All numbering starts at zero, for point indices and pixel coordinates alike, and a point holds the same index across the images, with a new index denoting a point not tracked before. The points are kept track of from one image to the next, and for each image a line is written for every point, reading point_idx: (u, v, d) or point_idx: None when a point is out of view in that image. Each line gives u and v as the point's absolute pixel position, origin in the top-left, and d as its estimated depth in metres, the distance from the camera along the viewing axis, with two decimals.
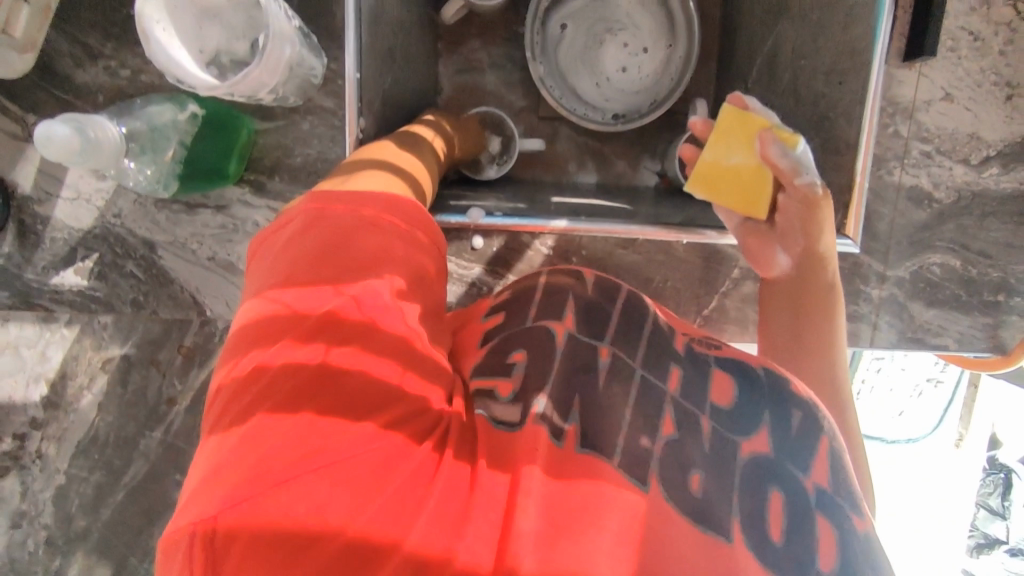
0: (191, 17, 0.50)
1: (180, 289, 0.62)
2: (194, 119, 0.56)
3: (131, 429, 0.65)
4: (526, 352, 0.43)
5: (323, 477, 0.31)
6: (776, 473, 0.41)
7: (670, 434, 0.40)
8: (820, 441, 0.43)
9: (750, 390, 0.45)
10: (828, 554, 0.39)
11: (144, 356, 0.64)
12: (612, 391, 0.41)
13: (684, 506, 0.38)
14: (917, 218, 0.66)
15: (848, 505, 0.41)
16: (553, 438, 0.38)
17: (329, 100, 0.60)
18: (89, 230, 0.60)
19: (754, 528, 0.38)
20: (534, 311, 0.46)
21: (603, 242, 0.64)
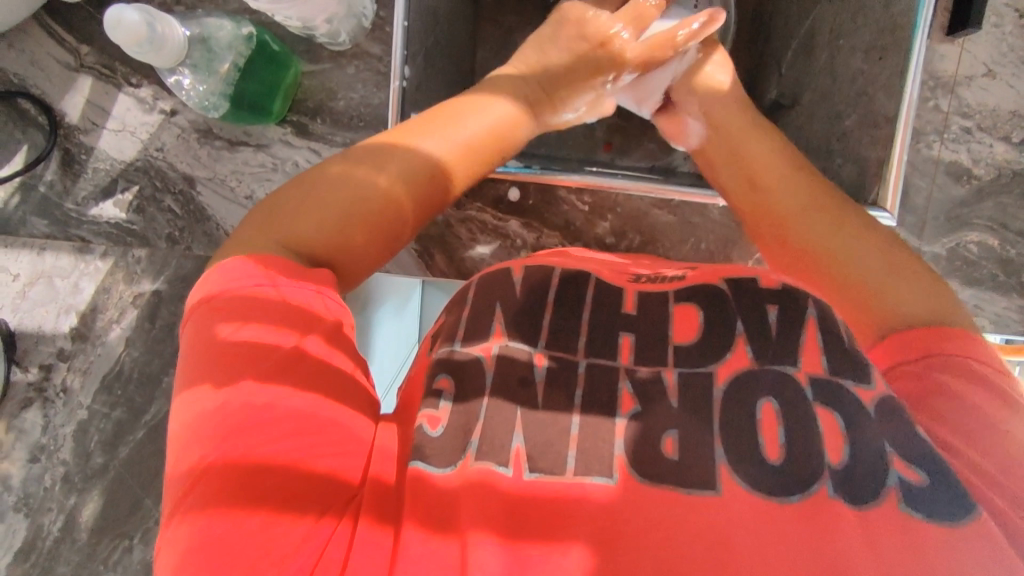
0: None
1: (215, 228, 0.62)
2: (249, 40, 0.54)
3: (156, 366, 0.64)
4: (449, 372, 0.41)
5: (315, 444, 0.35)
6: (764, 384, 0.39)
7: (631, 411, 0.39)
8: (805, 330, 0.41)
9: (754, 305, 0.42)
10: (835, 447, 0.37)
11: (175, 292, 0.63)
12: (552, 391, 0.40)
13: (658, 471, 0.37)
14: (955, 193, 0.65)
15: (852, 380, 0.39)
16: (499, 466, 0.37)
17: (375, 46, 0.61)
18: (131, 162, 0.61)
19: (747, 461, 0.37)
20: (463, 326, 0.44)
21: (638, 202, 0.63)
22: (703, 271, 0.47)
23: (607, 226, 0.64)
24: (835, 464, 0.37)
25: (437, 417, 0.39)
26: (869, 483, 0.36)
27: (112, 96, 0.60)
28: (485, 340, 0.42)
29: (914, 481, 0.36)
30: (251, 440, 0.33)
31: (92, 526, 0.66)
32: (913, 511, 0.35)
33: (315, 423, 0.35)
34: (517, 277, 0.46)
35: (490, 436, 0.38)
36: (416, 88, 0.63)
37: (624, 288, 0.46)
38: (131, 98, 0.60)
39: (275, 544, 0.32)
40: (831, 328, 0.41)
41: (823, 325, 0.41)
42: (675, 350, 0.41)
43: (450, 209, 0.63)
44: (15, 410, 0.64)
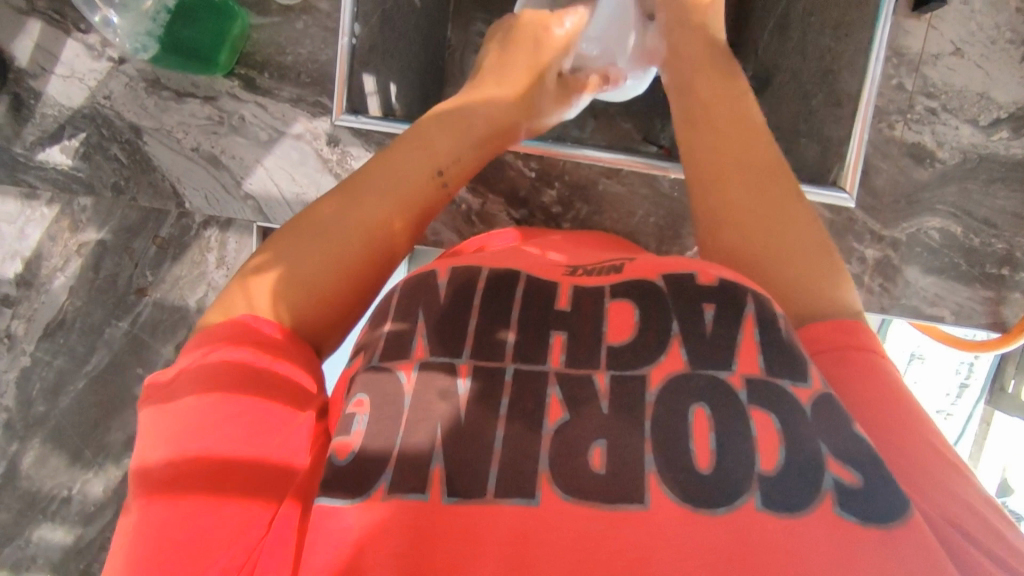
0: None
1: (161, 179, 0.62)
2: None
3: (99, 317, 0.64)
4: (366, 394, 0.40)
5: (268, 441, 0.37)
6: (697, 385, 0.38)
7: (559, 420, 0.38)
8: (741, 331, 0.41)
9: (687, 304, 0.42)
10: (770, 452, 0.36)
11: (120, 243, 0.63)
12: (474, 406, 0.39)
13: (582, 486, 0.36)
14: (918, 177, 0.64)
15: (788, 380, 0.39)
16: (413, 494, 0.36)
17: (325, 2, 0.61)
18: (79, 110, 0.61)
19: (677, 471, 0.36)
20: (383, 342, 0.43)
21: (588, 169, 0.62)
22: (642, 266, 0.46)
23: (554, 195, 0.62)
24: (766, 473, 0.35)
25: (347, 445, 0.38)
26: (804, 489, 0.35)
27: (60, 41, 0.60)
28: (406, 357, 0.42)
29: (850, 485, 0.35)
30: (209, 438, 0.36)
31: (33, 474, 0.66)
32: (848, 513, 0.34)
33: (268, 424, 0.38)
34: (441, 282, 0.45)
35: (405, 467, 0.37)
36: (368, 49, 0.63)
37: (559, 283, 0.46)
38: (80, 44, 0.60)
39: (232, 531, 0.35)
40: (767, 323, 0.41)
41: (762, 320, 0.41)
42: (608, 351, 0.41)
43: None
44: None
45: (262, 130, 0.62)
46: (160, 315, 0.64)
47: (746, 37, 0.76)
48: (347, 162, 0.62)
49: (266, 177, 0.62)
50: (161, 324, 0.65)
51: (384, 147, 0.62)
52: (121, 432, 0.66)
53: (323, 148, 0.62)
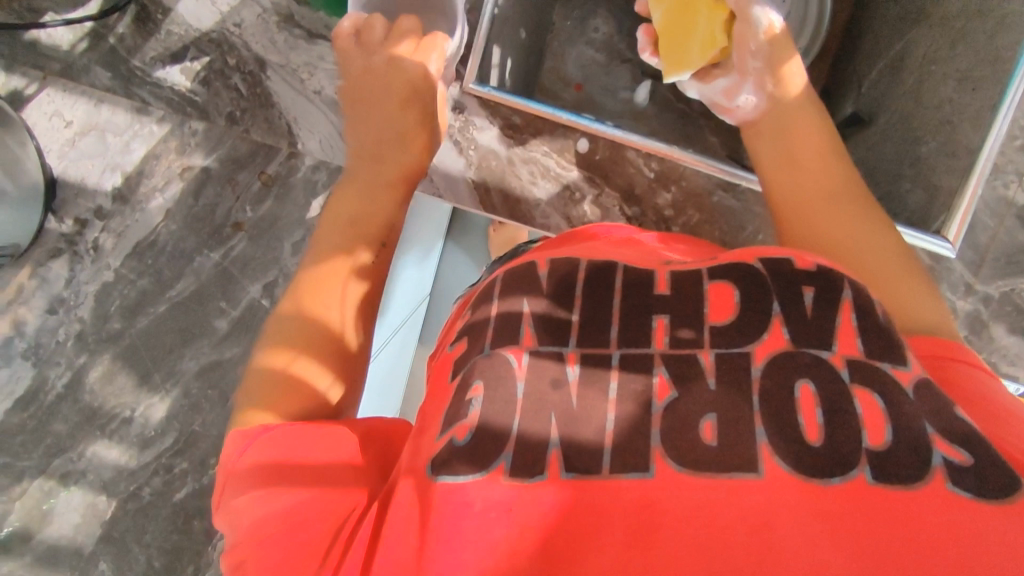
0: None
1: (278, 116, 0.61)
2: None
3: (190, 244, 0.64)
4: (481, 380, 0.42)
5: (333, 448, 0.44)
6: (805, 364, 0.39)
7: (668, 398, 0.39)
8: (840, 315, 0.41)
9: (790, 286, 0.42)
10: (876, 428, 0.37)
11: (224, 174, 0.63)
12: (587, 390, 0.41)
13: (697, 458, 0.37)
14: (1022, 239, 0.65)
15: (887, 362, 0.40)
16: (532, 477, 0.38)
17: None
18: (206, 33, 0.60)
19: (786, 447, 0.37)
20: (489, 330, 0.45)
21: (705, 180, 0.61)
22: (737, 249, 0.46)
23: (669, 199, 0.62)
24: (874, 448, 0.36)
25: (466, 426, 0.40)
26: (913, 468, 0.36)
27: None
28: (514, 343, 0.43)
29: (958, 465, 0.36)
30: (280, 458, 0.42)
31: (97, 390, 0.66)
32: (960, 490, 0.35)
33: (326, 437, 0.44)
34: (543, 272, 0.47)
35: (521, 448, 0.39)
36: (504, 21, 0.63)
37: (656, 268, 0.46)
38: None
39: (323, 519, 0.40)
40: (866, 309, 0.41)
41: (859, 303, 0.41)
42: (712, 331, 0.41)
43: (517, 146, 0.60)
44: (43, 258, 0.65)
45: None
46: (254, 252, 0.65)
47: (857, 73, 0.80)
48: (469, 131, 0.60)
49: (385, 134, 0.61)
50: (253, 262, 0.65)
51: (507, 122, 0.60)
52: (193, 362, 0.66)
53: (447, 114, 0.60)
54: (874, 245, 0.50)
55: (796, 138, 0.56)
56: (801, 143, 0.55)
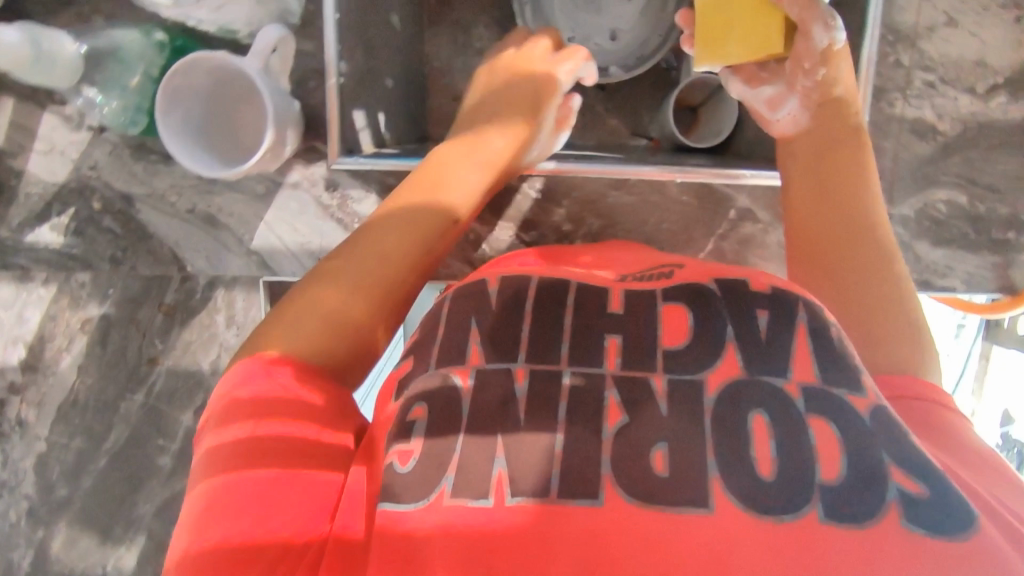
0: (180, 113, 0.50)
1: (159, 245, 0.60)
2: (162, 45, 0.55)
3: (112, 392, 0.63)
4: (424, 402, 0.41)
5: (299, 506, 0.37)
6: (758, 392, 0.39)
7: (618, 423, 0.38)
8: (795, 342, 0.42)
9: (743, 310, 0.43)
10: (830, 460, 0.36)
11: (124, 316, 0.62)
12: (535, 419, 0.39)
13: (648, 489, 0.36)
14: (921, 151, 0.64)
15: (845, 390, 0.40)
16: (478, 499, 0.37)
17: (307, 43, 0.57)
18: (65, 184, 0.59)
19: (740, 476, 0.36)
20: (437, 346, 0.44)
21: (595, 183, 0.61)
22: (692, 269, 0.48)
23: (564, 213, 0.62)
24: (828, 482, 0.35)
25: (409, 452, 0.39)
26: (870, 504, 0.35)
27: (34, 115, 0.57)
28: (462, 364, 0.43)
29: (913, 495, 0.35)
30: (226, 512, 0.36)
31: (63, 558, 0.65)
32: (913, 525, 0.34)
33: (290, 484, 0.38)
34: (492, 288, 0.47)
35: (470, 472, 0.38)
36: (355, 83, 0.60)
37: (610, 288, 0.47)
38: (56, 116, 0.57)
39: None
40: (819, 330, 0.42)
41: (812, 328, 0.42)
42: (664, 354, 0.42)
43: None
44: None
45: (258, 183, 0.59)
46: (176, 382, 0.63)
47: None
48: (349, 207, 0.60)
49: (267, 232, 0.60)
50: (178, 392, 0.63)
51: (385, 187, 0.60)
52: (148, 505, 0.65)
53: (323, 194, 0.60)
54: (875, 289, 0.50)
55: (840, 180, 0.55)
56: (840, 171, 0.55)
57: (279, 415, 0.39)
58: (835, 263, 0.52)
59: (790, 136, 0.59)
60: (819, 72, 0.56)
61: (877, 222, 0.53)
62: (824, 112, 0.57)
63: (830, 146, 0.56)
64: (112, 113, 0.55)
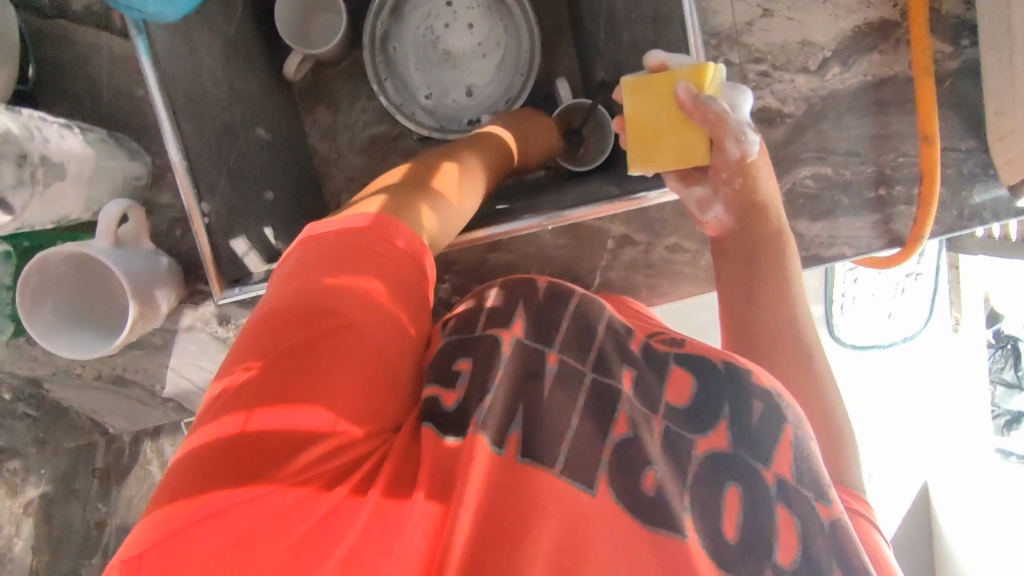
0: (48, 309, 0.51)
1: (77, 416, 0.63)
2: (7, 256, 0.53)
3: (69, 565, 0.64)
4: (468, 356, 0.46)
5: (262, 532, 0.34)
6: (732, 470, 0.47)
7: (622, 434, 0.45)
8: (783, 431, 0.49)
9: (742, 395, 0.49)
10: (787, 547, 0.45)
11: (62, 489, 0.64)
12: (556, 390, 0.46)
13: (631, 501, 0.43)
14: (775, 137, 0.66)
15: (813, 496, 0.48)
16: (495, 447, 0.42)
17: (165, 194, 0.59)
18: None
19: (710, 526, 0.45)
20: (484, 318, 0.49)
21: (471, 251, 0.64)
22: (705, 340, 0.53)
23: (449, 287, 0.65)
24: (780, 563, 0.45)
25: (452, 394, 0.44)
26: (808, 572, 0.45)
27: None
28: (505, 329, 0.48)
29: None
30: (184, 551, 0.33)
31: None
32: None
33: (254, 510, 0.34)
34: (540, 286, 0.52)
35: (495, 419, 0.43)
36: (223, 217, 0.61)
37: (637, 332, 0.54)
38: None
39: None
40: (801, 445, 0.49)
41: (796, 438, 0.49)
42: (666, 405, 0.49)
43: None
44: None
45: (155, 335, 0.61)
46: (127, 537, 0.63)
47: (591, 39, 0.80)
48: None
49: (175, 377, 0.62)
50: None
51: None
52: None
53: (218, 329, 0.61)
54: (810, 375, 0.56)
55: (767, 264, 0.57)
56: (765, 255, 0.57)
57: (256, 408, 0.35)
58: (777, 341, 0.57)
59: (721, 236, 0.59)
60: (736, 181, 0.55)
61: (799, 301, 0.58)
62: (749, 227, 0.57)
63: (762, 247, 0.57)
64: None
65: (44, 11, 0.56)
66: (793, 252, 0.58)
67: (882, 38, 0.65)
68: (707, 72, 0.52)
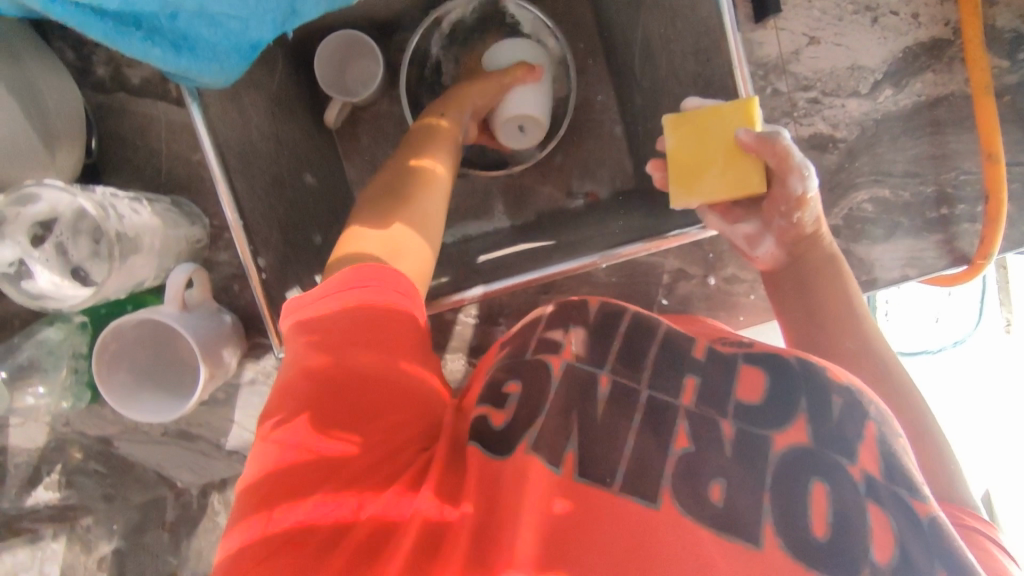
0: (124, 371, 0.53)
1: (144, 471, 0.64)
2: (84, 326, 0.57)
3: None
4: (517, 379, 0.47)
5: None
6: (819, 466, 0.42)
7: (685, 446, 0.42)
8: (867, 429, 0.44)
9: (818, 390, 0.44)
10: (885, 546, 0.40)
11: (133, 542, 0.65)
12: (613, 412, 0.44)
13: (705, 512, 0.40)
14: (828, 163, 0.64)
15: (907, 493, 0.42)
16: (551, 465, 0.42)
17: (224, 253, 0.60)
18: (45, 446, 0.62)
19: (790, 529, 0.40)
20: (534, 340, 0.50)
21: (524, 294, 0.64)
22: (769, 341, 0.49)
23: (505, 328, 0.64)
24: (879, 564, 0.39)
25: (500, 413, 0.45)
26: None
27: None
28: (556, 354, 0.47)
29: None
30: None
31: None
32: None
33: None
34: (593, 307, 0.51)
35: (551, 432, 0.43)
36: (279, 271, 0.62)
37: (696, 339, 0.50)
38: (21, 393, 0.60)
39: None
40: (887, 436, 0.44)
41: (882, 433, 0.44)
42: (735, 405, 0.44)
43: None
44: None
45: (217, 390, 0.62)
46: None
47: (629, 69, 0.79)
48: None
49: (241, 429, 0.63)
50: None
51: None
52: None
53: None
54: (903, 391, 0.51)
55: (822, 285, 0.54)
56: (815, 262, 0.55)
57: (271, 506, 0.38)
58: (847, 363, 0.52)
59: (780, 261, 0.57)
60: (792, 215, 0.53)
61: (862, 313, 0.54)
62: (796, 249, 0.55)
63: (816, 266, 0.55)
64: (55, 404, 0.58)
65: (106, 85, 0.57)
66: (851, 279, 0.55)
67: (935, 58, 0.63)
68: (754, 108, 0.52)
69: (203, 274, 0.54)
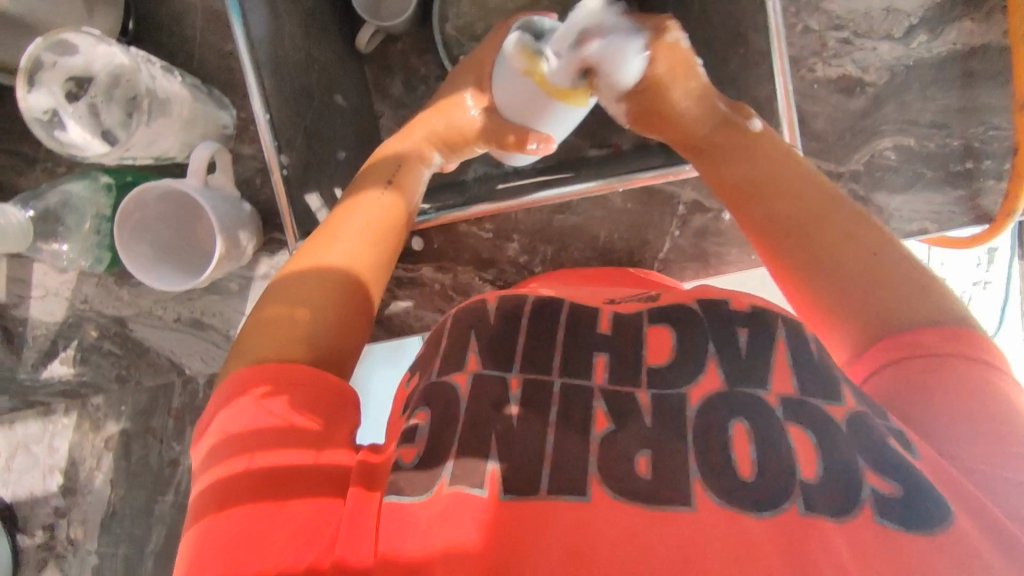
0: (146, 244, 0.55)
1: (157, 356, 0.66)
2: (108, 188, 0.60)
3: (142, 500, 0.66)
4: (426, 407, 0.42)
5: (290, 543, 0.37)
6: (736, 404, 0.39)
7: (604, 430, 0.39)
8: (777, 351, 0.41)
9: (721, 323, 0.43)
10: (808, 461, 0.37)
11: (140, 426, 0.66)
12: (529, 414, 0.40)
13: (628, 485, 0.37)
14: (853, 107, 0.64)
15: (821, 399, 0.39)
16: (472, 488, 0.37)
17: (248, 146, 0.61)
18: (63, 321, 0.65)
19: (717, 477, 0.37)
20: (439, 356, 0.45)
21: (538, 214, 0.65)
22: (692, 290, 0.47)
23: (516, 246, 0.66)
24: (809, 480, 0.36)
25: (411, 448, 0.40)
26: (845, 493, 0.36)
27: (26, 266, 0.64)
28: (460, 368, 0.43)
29: (888, 492, 0.35)
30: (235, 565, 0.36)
31: None
32: (886, 520, 0.34)
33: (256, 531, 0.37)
34: (491, 306, 0.47)
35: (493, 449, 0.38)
36: (302, 170, 0.63)
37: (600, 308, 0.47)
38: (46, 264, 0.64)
39: None
40: (799, 348, 0.41)
41: (793, 347, 0.42)
42: (647, 371, 0.42)
43: None
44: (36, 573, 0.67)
45: (231, 282, 0.64)
46: None
47: None
48: None
49: None
50: None
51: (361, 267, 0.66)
52: None
53: None
54: None
55: None
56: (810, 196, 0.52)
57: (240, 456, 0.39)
58: None
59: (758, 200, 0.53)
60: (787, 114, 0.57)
61: None
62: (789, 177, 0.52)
63: None
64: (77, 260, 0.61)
65: None
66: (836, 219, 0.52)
67: (973, 8, 0.62)
68: None
69: (226, 154, 0.56)
